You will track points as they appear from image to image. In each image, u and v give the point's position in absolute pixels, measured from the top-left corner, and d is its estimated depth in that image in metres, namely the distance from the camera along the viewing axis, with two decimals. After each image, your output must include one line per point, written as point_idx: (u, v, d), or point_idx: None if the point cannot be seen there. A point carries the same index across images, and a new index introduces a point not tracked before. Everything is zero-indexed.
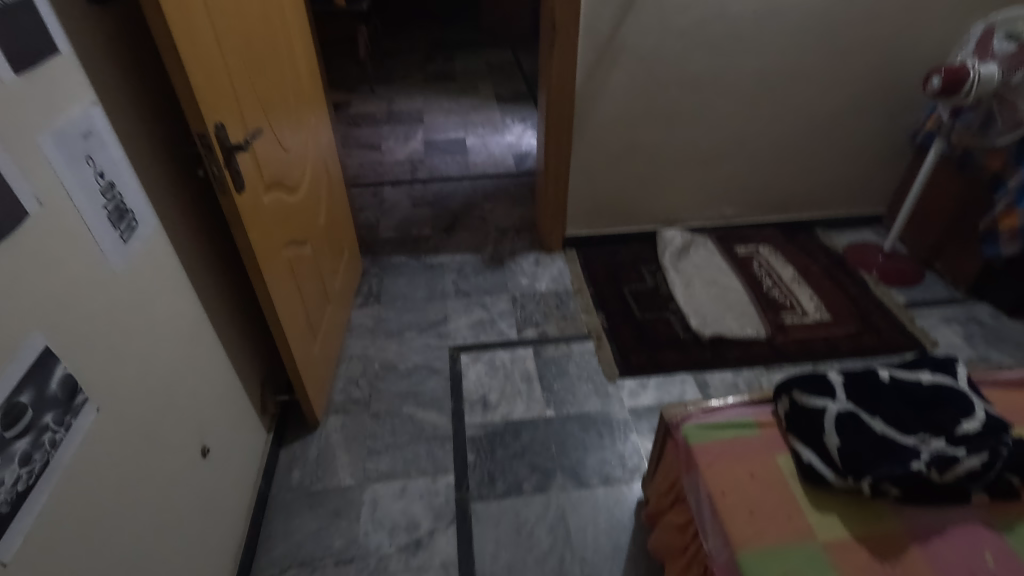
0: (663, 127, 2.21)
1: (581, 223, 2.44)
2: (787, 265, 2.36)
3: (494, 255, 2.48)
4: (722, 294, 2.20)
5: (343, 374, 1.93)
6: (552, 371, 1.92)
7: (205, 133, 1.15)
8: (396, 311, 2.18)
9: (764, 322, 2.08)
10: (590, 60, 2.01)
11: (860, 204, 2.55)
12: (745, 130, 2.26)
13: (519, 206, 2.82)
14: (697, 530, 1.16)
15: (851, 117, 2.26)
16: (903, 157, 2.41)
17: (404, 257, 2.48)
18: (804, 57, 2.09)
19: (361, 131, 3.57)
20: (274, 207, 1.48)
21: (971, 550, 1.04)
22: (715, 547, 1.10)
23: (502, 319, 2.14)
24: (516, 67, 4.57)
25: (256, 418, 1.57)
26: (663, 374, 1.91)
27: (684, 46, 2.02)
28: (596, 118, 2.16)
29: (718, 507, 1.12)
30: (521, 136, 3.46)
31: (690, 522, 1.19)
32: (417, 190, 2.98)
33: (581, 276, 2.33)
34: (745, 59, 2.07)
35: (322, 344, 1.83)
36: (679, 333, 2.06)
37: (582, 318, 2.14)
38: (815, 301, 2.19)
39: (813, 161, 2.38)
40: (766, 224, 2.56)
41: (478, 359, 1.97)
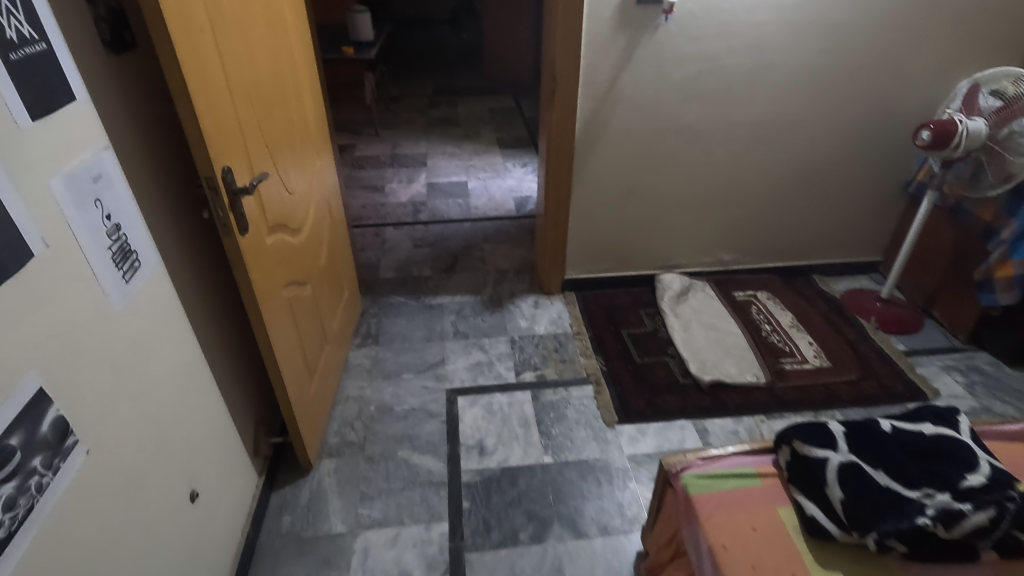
0: (660, 174, 2.26)
1: (580, 265, 2.46)
2: (786, 311, 2.37)
3: (494, 296, 2.49)
4: (721, 339, 2.20)
5: (337, 415, 1.91)
6: (550, 416, 1.90)
7: (212, 176, 1.17)
8: (393, 353, 2.17)
9: (764, 368, 2.07)
10: (589, 109, 2.07)
11: (857, 251, 2.58)
12: (741, 178, 2.31)
13: (519, 248, 2.85)
14: None
15: (844, 167, 2.32)
16: (897, 206, 2.45)
17: (403, 297, 2.49)
18: (797, 109, 2.15)
19: (365, 172, 3.65)
20: (276, 248, 1.50)
21: None
22: None
23: (500, 361, 2.13)
24: (518, 114, 4.71)
25: (248, 460, 1.54)
26: (662, 420, 1.89)
27: (680, 97, 2.08)
28: (595, 165, 2.20)
29: (719, 561, 1.08)
30: (522, 180, 3.53)
31: None
32: (418, 231, 3.01)
33: (580, 319, 2.34)
34: (740, 110, 2.13)
35: (318, 385, 1.81)
36: (678, 378, 2.05)
37: (581, 361, 2.13)
38: (815, 347, 2.18)
39: (809, 208, 2.42)
40: (763, 269, 2.58)
41: (475, 403, 1.95)
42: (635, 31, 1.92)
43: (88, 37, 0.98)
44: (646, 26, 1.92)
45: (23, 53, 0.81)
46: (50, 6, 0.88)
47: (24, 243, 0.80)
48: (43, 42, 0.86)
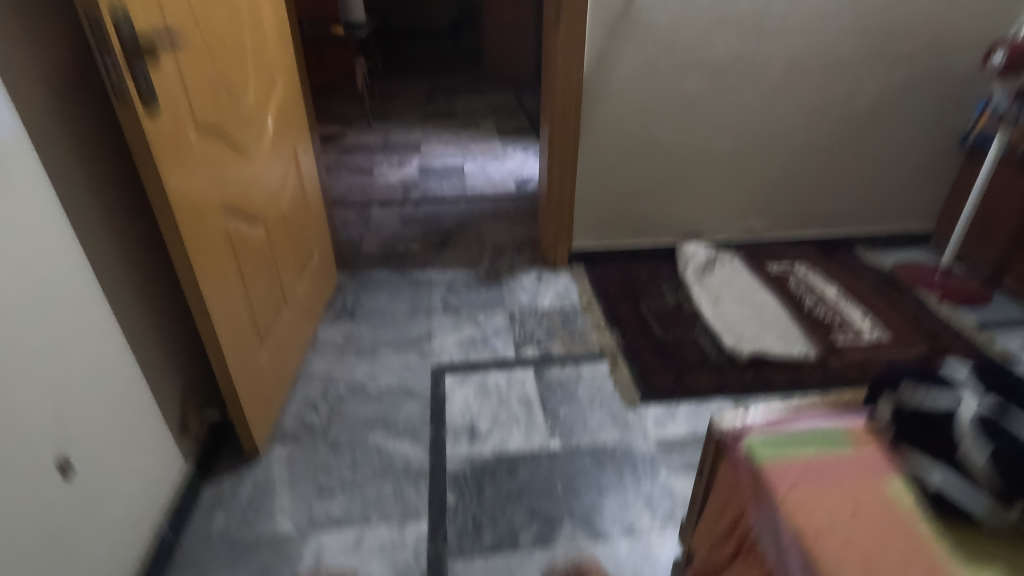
0: (682, 122, 1.96)
1: (589, 233, 2.14)
2: (830, 283, 2.03)
3: (491, 270, 2.16)
4: (757, 312, 1.86)
5: (298, 396, 1.56)
6: (557, 395, 1.55)
7: (94, 16, 0.83)
8: (371, 328, 1.84)
9: (813, 343, 1.72)
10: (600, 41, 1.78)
11: (907, 218, 2.25)
12: (775, 128, 2.00)
13: (519, 224, 2.54)
14: None
15: (894, 115, 2.01)
16: (953, 165, 2.14)
17: (387, 272, 2.17)
18: (841, 43, 1.86)
19: (354, 157, 3.38)
20: (211, 162, 1.17)
21: None
22: None
23: (497, 337, 1.79)
24: (518, 107, 4.47)
25: (171, 437, 1.20)
26: (694, 400, 1.54)
27: (706, 29, 1.79)
28: (609, 110, 1.91)
29: (812, 557, 0.73)
30: (522, 163, 3.25)
31: None
32: (408, 210, 2.71)
33: (591, 292, 2.00)
34: (776, 44, 1.84)
35: (270, 353, 1.47)
36: (711, 354, 1.70)
37: (593, 337, 1.79)
38: (870, 321, 1.84)
39: (854, 166, 2.11)
40: (800, 240, 2.25)
41: (466, 381, 1.61)
42: None
43: None
44: None
45: None
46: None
47: None
48: None
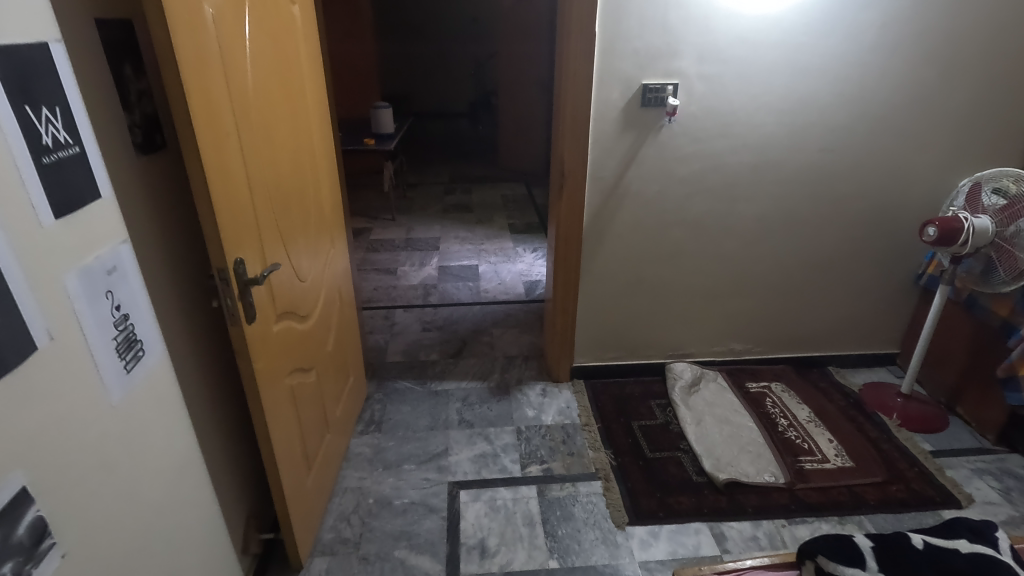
0: (668, 264, 2.28)
1: (588, 354, 2.43)
2: (802, 405, 2.29)
3: (501, 382, 2.44)
4: (735, 434, 2.11)
5: (334, 509, 1.83)
6: (556, 514, 1.80)
7: (224, 269, 1.19)
8: (396, 441, 2.11)
9: (782, 467, 1.97)
10: (596, 202, 2.13)
11: (874, 342, 2.52)
12: (749, 269, 2.32)
13: (527, 333, 2.84)
14: None
15: (853, 260, 2.32)
16: (910, 299, 2.43)
17: (410, 382, 2.46)
18: (800, 204, 2.20)
19: (380, 255, 3.74)
20: (282, 334, 1.49)
21: None
22: None
23: (505, 453, 2.05)
24: (529, 201, 4.88)
25: (236, 558, 1.46)
26: (675, 523, 1.78)
27: (686, 193, 2.14)
28: (604, 255, 2.23)
29: None
30: (532, 266, 3.59)
31: None
32: (428, 314, 3.03)
33: (589, 409, 2.27)
34: (745, 204, 2.18)
35: (314, 475, 1.75)
36: (691, 476, 1.95)
37: (589, 455, 2.04)
38: (835, 445, 2.08)
39: (821, 299, 2.41)
40: (777, 360, 2.53)
41: (478, 498, 1.86)
42: (639, 132, 2.02)
43: (120, 141, 1.04)
44: (650, 128, 2.01)
45: (58, 158, 0.87)
46: (82, 98, 0.94)
47: (29, 337, 0.80)
48: (77, 145, 0.91)
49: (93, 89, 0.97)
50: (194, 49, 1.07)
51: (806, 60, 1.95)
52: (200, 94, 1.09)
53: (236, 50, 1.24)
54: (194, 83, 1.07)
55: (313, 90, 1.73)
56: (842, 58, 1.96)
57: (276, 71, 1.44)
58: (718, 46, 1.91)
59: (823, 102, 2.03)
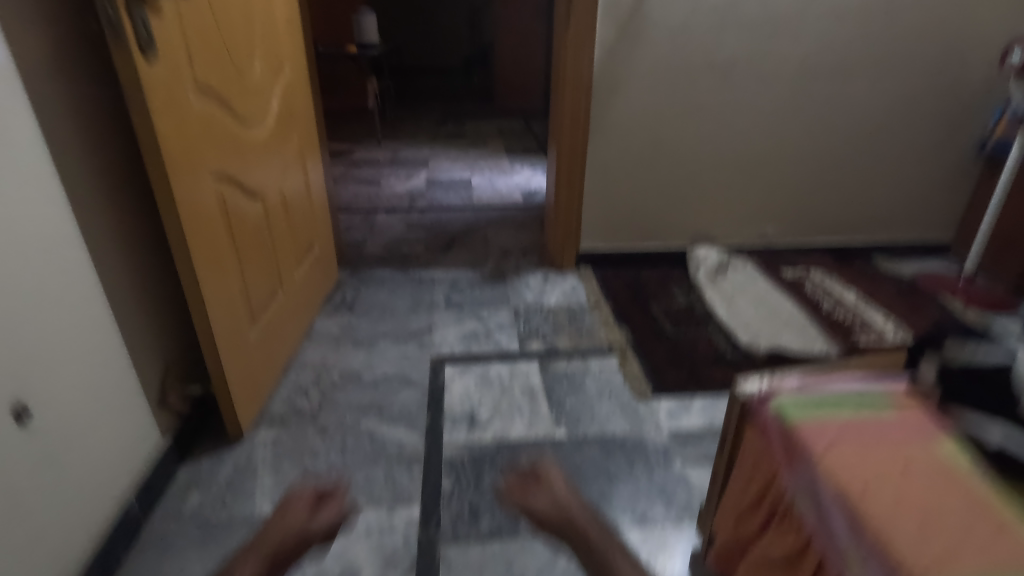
0: (693, 121, 1.93)
1: (597, 236, 2.09)
2: (848, 288, 1.96)
3: (495, 271, 2.10)
4: (773, 312, 1.78)
5: (289, 382, 1.48)
6: (563, 386, 1.47)
7: None
8: (370, 320, 1.77)
9: (834, 342, 1.63)
10: (610, 36, 1.78)
11: (925, 228, 2.19)
12: (786, 130, 1.97)
13: (526, 231, 2.50)
14: (824, 554, 0.66)
15: (908, 121, 1.98)
16: (970, 174, 2.09)
17: (389, 271, 2.11)
18: (851, 44, 1.85)
19: (362, 170, 3.38)
20: (209, 121, 1.14)
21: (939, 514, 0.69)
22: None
23: (500, 331, 1.71)
24: (527, 131, 4.52)
25: (146, 406, 1.12)
26: (710, 395, 1.44)
27: (716, 27, 1.79)
28: (617, 108, 1.89)
29: (861, 512, 0.63)
30: (531, 178, 3.24)
31: (808, 545, 0.69)
32: (414, 217, 2.68)
33: (599, 292, 1.93)
34: (785, 45, 1.84)
35: (263, 333, 1.40)
36: (726, 351, 1.62)
37: (602, 333, 1.70)
38: (893, 323, 1.75)
39: (869, 171, 2.06)
40: (814, 248, 2.19)
41: (466, 371, 1.52)
42: None
43: None
44: None
45: None
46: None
47: None
48: None
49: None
50: None
51: None
52: None
53: None
54: None
55: None
56: None
57: None
58: None
59: None
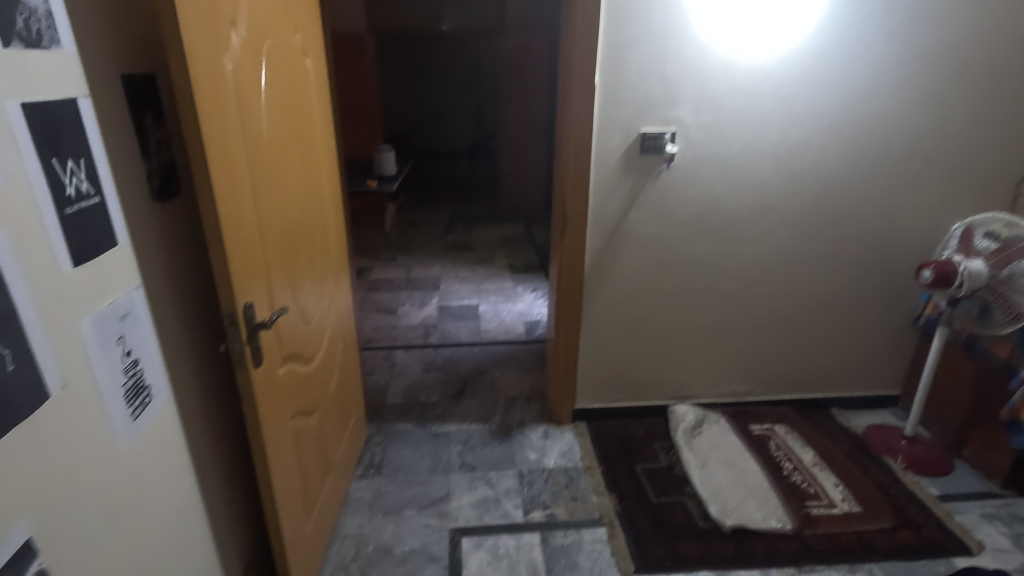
0: (670, 305, 2.29)
1: (590, 395, 2.42)
2: (806, 447, 2.27)
3: (502, 424, 2.42)
4: (740, 478, 2.08)
5: (332, 558, 1.78)
6: (561, 562, 1.76)
7: (234, 312, 1.19)
8: (396, 485, 2.07)
9: (789, 513, 1.94)
10: (598, 244, 2.16)
11: (875, 383, 2.52)
12: (748, 309, 2.34)
13: (529, 373, 2.84)
14: None
15: (851, 301, 2.35)
16: (909, 341, 2.44)
17: (411, 423, 2.44)
18: (798, 246, 2.23)
19: (380, 295, 3.76)
20: (290, 377, 1.49)
21: None
22: None
23: (508, 498, 2.02)
24: (528, 240, 4.95)
25: None
26: (683, 571, 1.74)
27: (685, 236, 2.18)
28: (606, 296, 2.25)
29: None
30: (532, 305, 3.60)
31: None
32: (429, 354, 3.03)
33: (592, 451, 2.25)
34: (743, 247, 2.22)
35: (315, 522, 1.71)
36: (697, 522, 1.92)
37: (593, 500, 2.01)
38: (841, 489, 2.06)
39: (822, 340, 2.42)
40: (779, 401, 2.52)
41: (480, 545, 1.82)
42: (638, 177, 2.07)
43: (141, 193, 1.07)
44: (650, 172, 2.07)
45: (78, 210, 0.88)
46: (102, 137, 0.96)
47: (44, 385, 0.81)
48: (98, 195, 0.93)
49: (116, 132, 1.00)
50: (214, 101, 1.11)
51: (800, 110, 2.03)
52: (218, 145, 1.12)
53: (253, 99, 1.28)
54: (213, 133, 1.11)
55: (324, 137, 1.78)
56: (835, 109, 2.04)
57: (289, 123, 1.49)
58: (714, 96, 1.98)
59: (817, 149, 2.09)
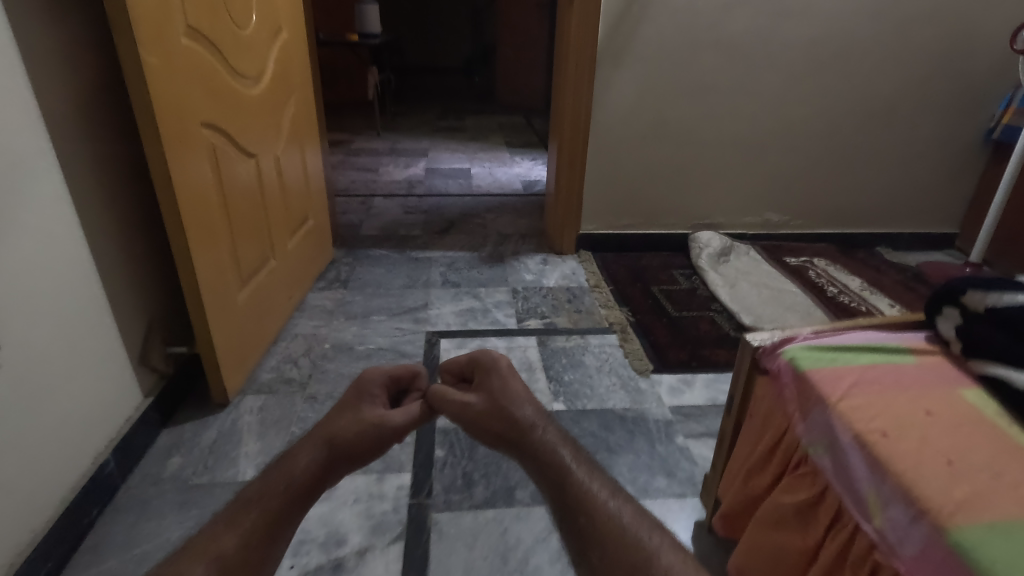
0: (699, 102, 1.90)
1: (597, 219, 2.05)
2: (852, 275, 1.92)
3: (494, 252, 2.06)
4: (777, 296, 1.74)
5: (279, 352, 1.43)
6: (562, 361, 1.42)
7: None
8: (364, 296, 1.72)
9: (839, 324, 1.60)
10: (614, 10, 1.75)
11: (930, 218, 2.16)
12: (792, 112, 1.95)
13: (526, 217, 2.46)
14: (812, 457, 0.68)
15: (911, 106, 1.96)
16: (975, 164, 2.07)
17: (386, 251, 2.07)
18: (856, 24, 1.83)
19: (360, 159, 3.35)
20: (199, 64, 1.11)
21: (939, 381, 0.69)
22: (861, 467, 0.60)
23: (498, 308, 1.66)
24: (527, 127, 4.51)
25: (126, 364, 1.07)
26: (712, 372, 1.41)
27: (721, 4, 1.77)
28: (621, 85, 1.85)
29: (881, 438, 0.60)
30: (530, 170, 3.21)
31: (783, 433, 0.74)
32: (411, 202, 2.64)
33: (600, 274, 1.89)
34: (791, 24, 1.81)
35: (252, 299, 1.36)
36: (729, 332, 1.58)
37: (601, 312, 1.66)
38: (899, 308, 1.72)
39: (874, 157, 2.04)
40: (817, 238, 2.16)
41: (463, 345, 1.48)
42: None
43: None
44: None
45: None
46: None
47: None
48: None
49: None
50: None
51: None
52: None
53: None
54: None
55: None
56: None
57: None
58: None
59: None
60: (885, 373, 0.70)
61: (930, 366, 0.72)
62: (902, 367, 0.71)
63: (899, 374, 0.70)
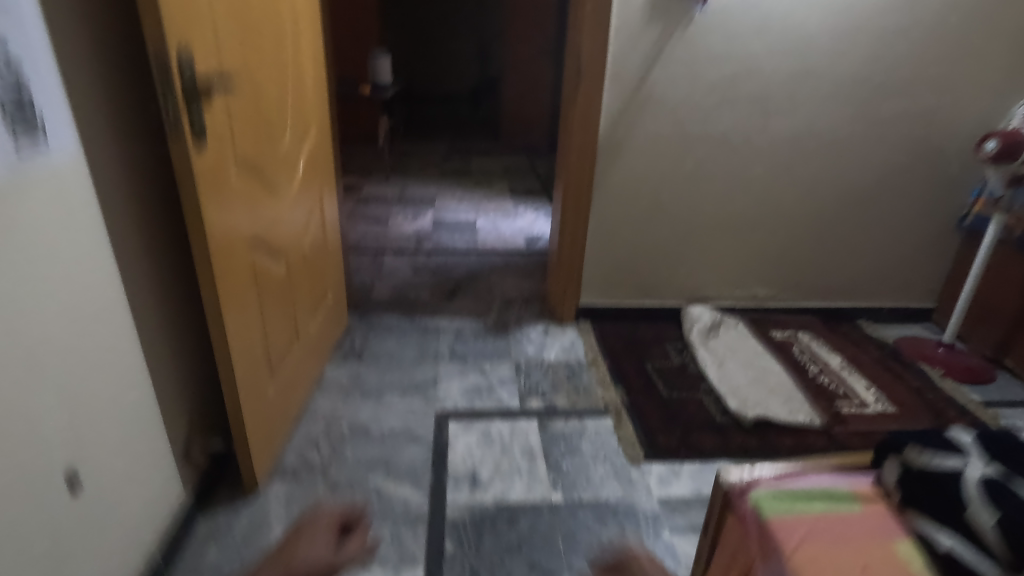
0: (693, 189, 2.04)
1: (596, 292, 2.18)
2: (834, 353, 2.05)
3: (498, 321, 2.19)
4: (762, 377, 1.86)
5: (300, 434, 1.56)
6: (560, 448, 1.55)
7: (166, 63, 0.92)
8: (377, 370, 1.85)
9: (818, 411, 1.72)
10: (616, 110, 1.89)
11: (909, 294, 2.29)
12: (780, 198, 2.08)
13: (528, 278, 2.60)
14: None
15: (892, 194, 2.10)
16: (951, 246, 2.20)
17: (397, 317, 2.20)
18: (839, 123, 1.97)
19: (370, 207, 3.49)
20: (246, 194, 1.23)
21: (877, 532, 0.82)
22: None
23: (502, 387, 1.79)
24: (530, 169, 4.67)
25: (172, 466, 1.19)
26: (698, 461, 1.53)
27: (714, 105, 1.91)
28: (620, 174, 1.99)
29: None
30: (533, 222, 3.35)
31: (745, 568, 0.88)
32: (420, 259, 2.78)
33: (598, 349, 2.02)
34: (779, 122, 1.95)
35: (279, 389, 1.48)
36: (715, 416, 1.71)
37: (598, 393, 1.79)
38: (874, 393, 1.85)
39: (857, 239, 2.17)
40: (802, 310, 2.29)
41: (469, 429, 1.60)
42: (666, 26, 1.78)
43: None
44: (680, 21, 1.78)
45: None
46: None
47: None
48: None
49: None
50: None
51: None
52: None
53: None
54: None
55: None
56: None
57: None
58: None
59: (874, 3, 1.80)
60: (830, 523, 0.83)
61: (872, 513, 0.85)
62: (845, 515, 0.85)
63: (841, 523, 0.83)
